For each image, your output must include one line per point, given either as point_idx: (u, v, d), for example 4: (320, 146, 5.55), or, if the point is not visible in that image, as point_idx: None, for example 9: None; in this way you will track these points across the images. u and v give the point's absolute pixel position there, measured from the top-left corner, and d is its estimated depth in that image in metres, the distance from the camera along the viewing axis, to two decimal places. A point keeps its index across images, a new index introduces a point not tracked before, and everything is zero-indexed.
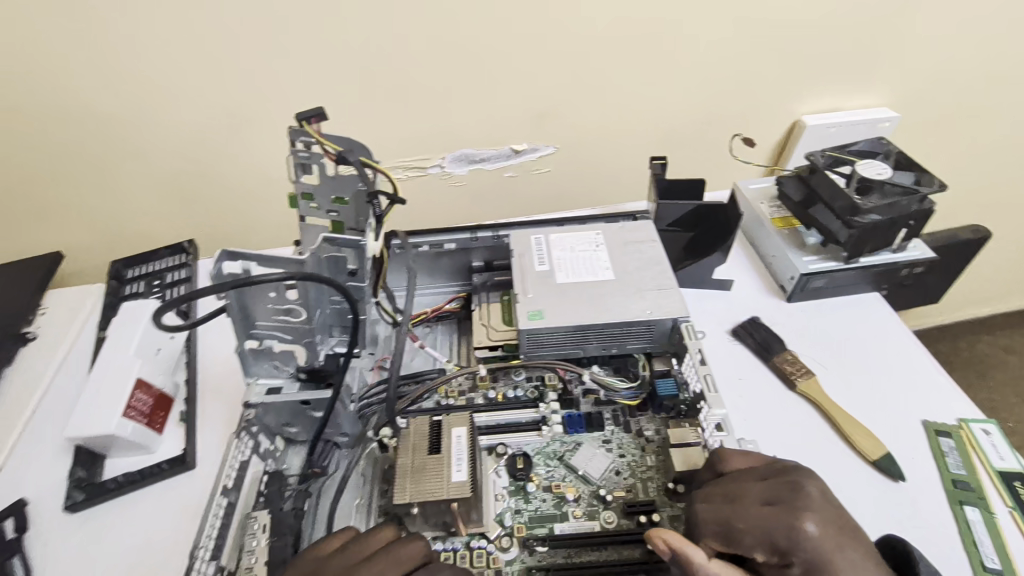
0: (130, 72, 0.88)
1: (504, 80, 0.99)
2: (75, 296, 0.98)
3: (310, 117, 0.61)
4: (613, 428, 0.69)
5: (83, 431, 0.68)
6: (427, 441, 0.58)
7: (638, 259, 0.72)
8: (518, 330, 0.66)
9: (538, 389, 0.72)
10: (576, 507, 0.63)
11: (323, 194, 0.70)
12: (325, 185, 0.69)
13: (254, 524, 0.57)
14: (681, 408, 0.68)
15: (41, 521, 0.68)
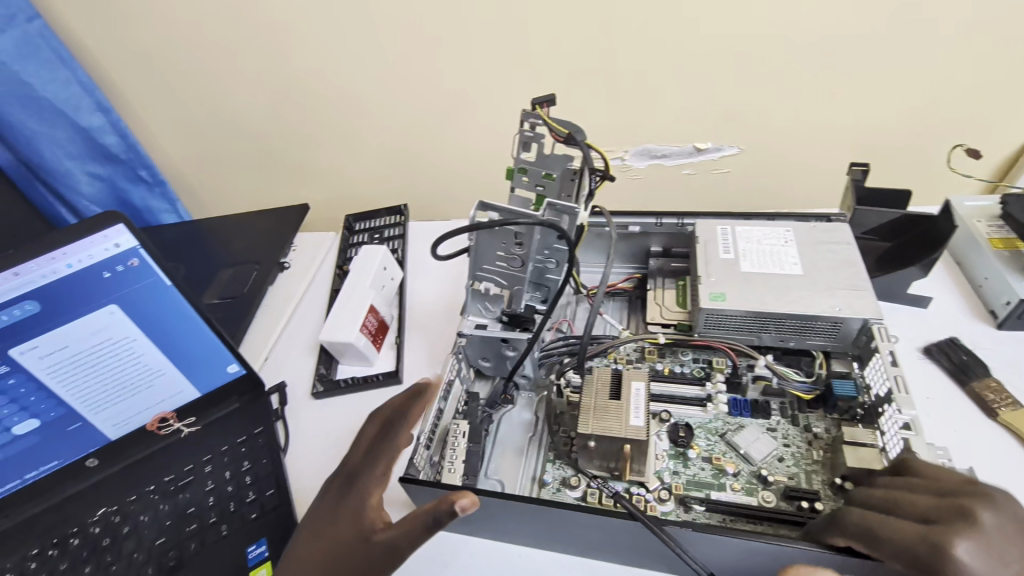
0: (388, 61, 1.07)
1: (702, 83, 1.03)
2: (318, 240, 1.23)
3: (543, 101, 0.70)
4: (778, 419, 0.71)
5: (331, 336, 0.87)
6: (609, 390, 0.67)
7: (830, 259, 0.74)
8: (699, 307, 0.71)
9: (705, 370, 0.76)
10: (733, 481, 0.66)
11: (535, 171, 0.76)
12: (541, 162, 0.75)
13: (457, 430, 0.69)
14: (857, 411, 0.68)
15: (294, 401, 0.89)
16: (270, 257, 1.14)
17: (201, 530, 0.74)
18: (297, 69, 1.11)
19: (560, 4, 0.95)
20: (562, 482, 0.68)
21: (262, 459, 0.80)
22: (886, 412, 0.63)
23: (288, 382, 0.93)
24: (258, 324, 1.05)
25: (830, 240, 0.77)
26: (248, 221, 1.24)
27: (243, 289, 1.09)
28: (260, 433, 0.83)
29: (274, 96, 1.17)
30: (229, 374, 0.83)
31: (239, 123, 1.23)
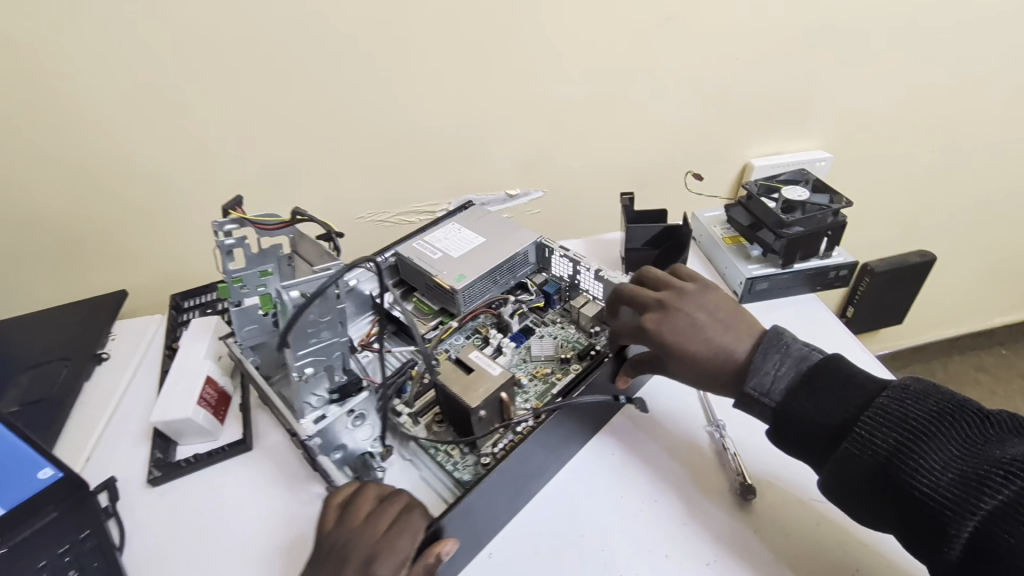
0: (207, 137, 1.10)
1: (502, 139, 1.22)
2: (141, 326, 1.15)
3: (235, 206, 0.78)
4: (540, 327, 0.93)
5: (166, 416, 0.83)
6: (459, 368, 0.75)
7: (488, 221, 1.04)
8: (456, 291, 0.89)
9: (479, 337, 0.92)
10: (553, 373, 0.85)
11: (250, 276, 0.81)
12: (250, 265, 0.81)
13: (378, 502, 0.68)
14: (563, 291, 0.98)
15: (128, 495, 0.83)
16: (82, 350, 1.05)
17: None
18: (105, 152, 1.08)
19: (372, 81, 1.09)
20: (472, 465, 0.74)
21: (92, 563, 0.73)
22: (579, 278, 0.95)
23: (119, 476, 0.86)
24: (73, 424, 0.95)
25: (478, 216, 1.07)
26: (50, 319, 1.12)
27: (50, 389, 0.98)
28: (87, 536, 0.75)
29: (77, 182, 1.11)
30: (41, 480, 0.74)
31: (31, 212, 1.13)
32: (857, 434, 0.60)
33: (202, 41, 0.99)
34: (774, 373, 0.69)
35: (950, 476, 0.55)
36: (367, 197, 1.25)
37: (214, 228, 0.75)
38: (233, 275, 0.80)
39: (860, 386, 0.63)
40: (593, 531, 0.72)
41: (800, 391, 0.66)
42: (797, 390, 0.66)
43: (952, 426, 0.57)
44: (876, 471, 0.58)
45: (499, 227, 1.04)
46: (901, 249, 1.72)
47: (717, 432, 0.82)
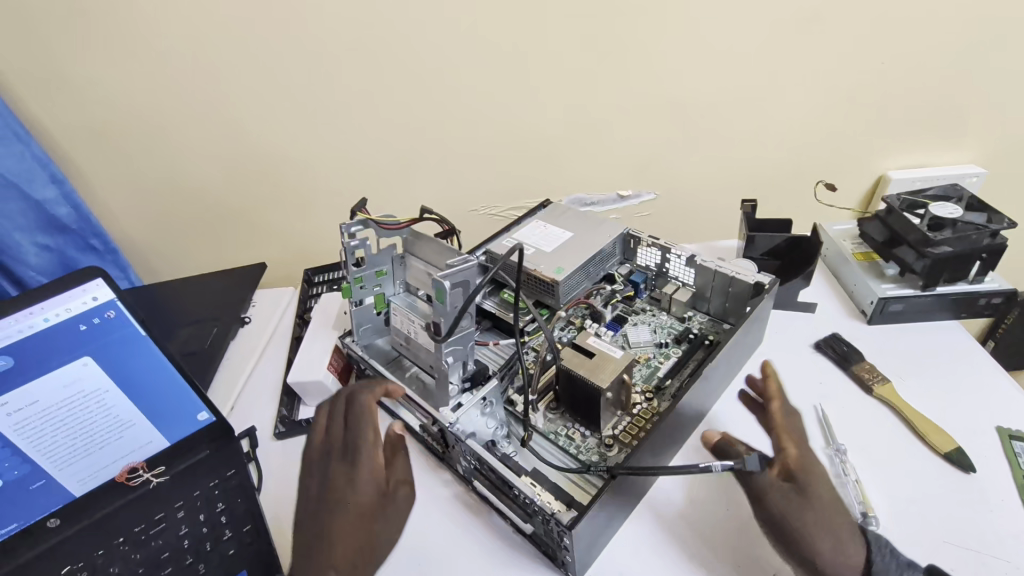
0: (347, 127, 1.20)
1: (619, 138, 1.22)
2: (276, 295, 1.29)
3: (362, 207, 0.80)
4: (633, 314, 0.96)
5: (302, 376, 0.90)
6: (580, 353, 0.78)
7: (573, 215, 1.05)
8: (558, 283, 0.89)
9: (576, 327, 0.94)
10: (653, 356, 0.89)
11: (368, 275, 0.84)
12: (369, 265, 0.83)
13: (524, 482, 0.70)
14: (649, 278, 1.00)
15: (264, 445, 0.93)
16: (230, 313, 1.19)
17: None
18: (260, 137, 1.22)
19: (498, 78, 1.14)
20: (596, 444, 0.77)
21: (236, 499, 0.82)
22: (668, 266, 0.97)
23: (259, 426, 0.97)
24: (222, 376, 1.09)
25: (561, 213, 1.06)
26: (204, 283, 1.28)
27: (203, 344, 1.12)
28: (232, 475, 0.85)
29: (235, 163, 1.26)
30: (198, 422, 0.85)
31: (199, 187, 1.30)
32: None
33: (353, 38, 1.08)
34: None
35: None
36: (483, 190, 1.30)
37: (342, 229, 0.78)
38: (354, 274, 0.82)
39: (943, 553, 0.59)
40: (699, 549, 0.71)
41: None
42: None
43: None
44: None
45: (583, 220, 1.04)
46: None
47: (838, 456, 0.75)
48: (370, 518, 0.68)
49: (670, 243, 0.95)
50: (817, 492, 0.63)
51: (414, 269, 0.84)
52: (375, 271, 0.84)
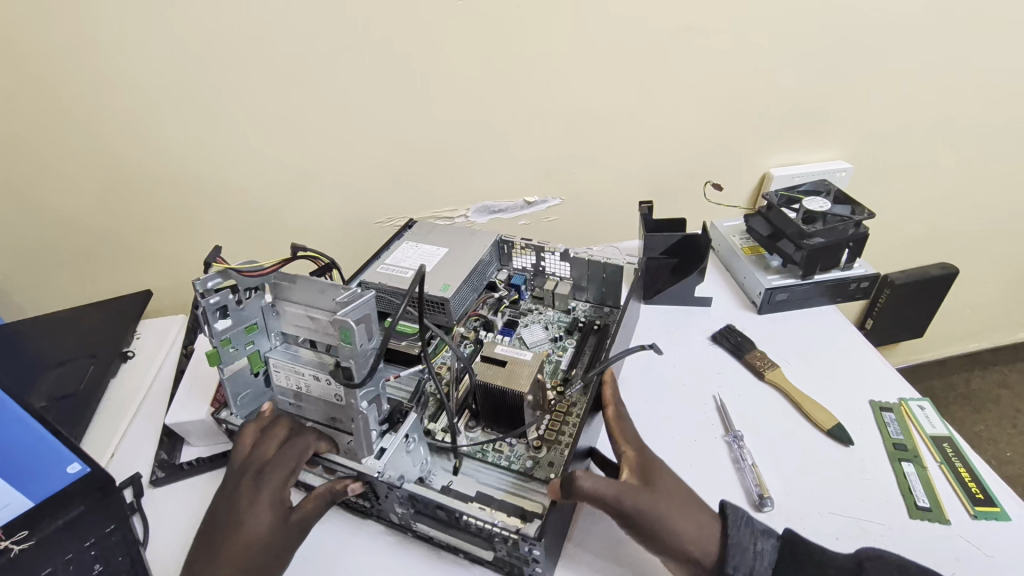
0: (234, 140, 1.13)
1: (520, 146, 1.24)
2: (163, 326, 1.18)
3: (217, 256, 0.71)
4: (523, 317, 0.98)
5: (180, 416, 0.84)
6: (494, 364, 0.77)
7: (449, 228, 1.06)
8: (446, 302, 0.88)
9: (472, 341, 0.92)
10: (555, 350, 0.91)
11: (236, 335, 0.73)
12: (235, 322, 0.73)
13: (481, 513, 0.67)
14: (529, 278, 1.02)
15: (150, 493, 0.84)
16: (108, 349, 1.08)
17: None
18: (132, 153, 1.12)
19: (393, 87, 1.11)
20: (525, 451, 0.78)
21: (117, 558, 0.74)
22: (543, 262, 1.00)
23: (143, 473, 0.87)
24: (99, 421, 0.98)
25: (437, 228, 1.07)
26: (75, 317, 1.15)
27: (75, 386, 1.01)
28: (112, 531, 0.77)
29: (106, 181, 1.14)
30: (70, 475, 0.76)
31: (66, 210, 1.17)
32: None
33: (230, 47, 1.01)
34: (746, 547, 0.61)
35: None
36: (387, 202, 1.27)
37: (195, 288, 0.66)
38: (221, 337, 0.71)
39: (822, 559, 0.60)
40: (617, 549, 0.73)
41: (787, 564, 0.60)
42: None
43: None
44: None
45: (456, 232, 1.06)
46: (924, 261, 1.70)
47: (736, 443, 0.78)
48: (268, 542, 0.64)
49: (541, 243, 0.99)
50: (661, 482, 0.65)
51: (290, 317, 0.74)
52: (244, 327, 0.73)
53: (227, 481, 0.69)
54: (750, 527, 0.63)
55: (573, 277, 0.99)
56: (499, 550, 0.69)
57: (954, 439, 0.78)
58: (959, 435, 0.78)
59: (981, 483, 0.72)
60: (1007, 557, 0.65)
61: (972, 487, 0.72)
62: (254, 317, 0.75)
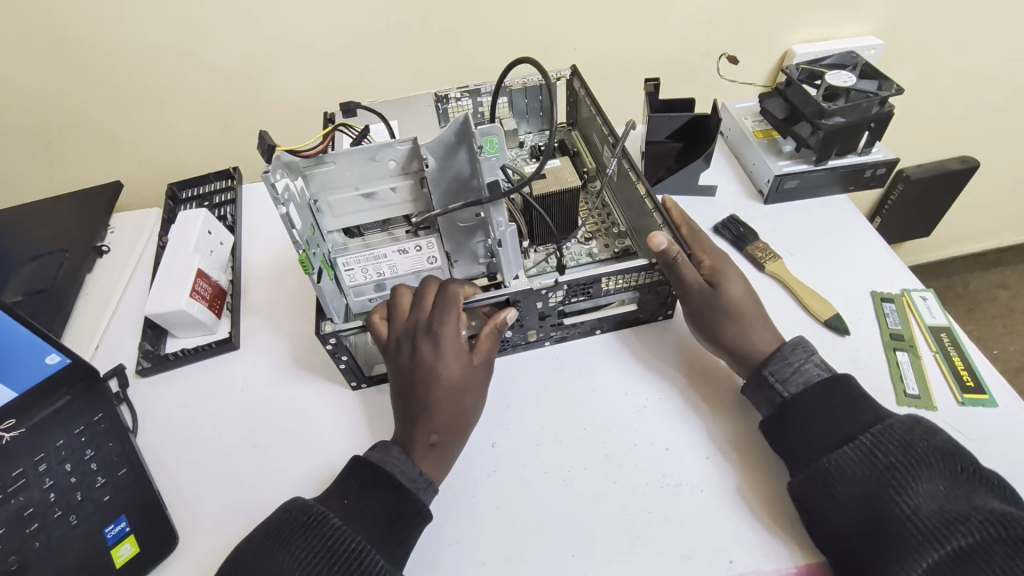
0: (189, 10, 1.00)
1: (514, 16, 1.10)
2: (139, 219, 1.12)
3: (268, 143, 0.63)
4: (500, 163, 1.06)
5: (157, 307, 0.80)
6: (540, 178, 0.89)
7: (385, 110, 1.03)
8: None
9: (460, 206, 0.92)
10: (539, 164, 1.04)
11: (308, 235, 0.69)
12: (301, 227, 0.67)
13: (617, 284, 0.75)
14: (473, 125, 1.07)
15: (137, 384, 0.82)
16: (82, 242, 1.03)
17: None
18: (76, 24, 0.99)
19: None
20: (580, 247, 0.94)
21: (108, 443, 0.74)
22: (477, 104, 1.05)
23: (127, 365, 0.85)
24: (80, 313, 0.96)
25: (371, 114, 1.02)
26: (44, 211, 1.09)
27: (50, 280, 0.97)
28: (101, 419, 0.76)
29: (51, 58, 1.02)
30: (49, 365, 0.73)
31: (17, 94, 1.06)
32: (844, 451, 0.58)
33: None
34: (801, 367, 0.67)
35: (933, 507, 0.52)
36: (366, 80, 1.15)
37: (267, 181, 0.60)
38: (304, 243, 0.67)
39: (870, 406, 0.62)
40: (599, 427, 0.71)
41: (816, 393, 0.63)
42: (810, 391, 0.63)
43: (948, 463, 0.55)
44: (865, 513, 0.55)
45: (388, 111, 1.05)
46: (944, 153, 1.61)
47: None
48: (461, 386, 0.67)
49: (475, 86, 1.02)
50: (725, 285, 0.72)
51: (337, 203, 0.72)
52: (310, 226, 0.69)
53: (393, 349, 0.70)
54: (810, 355, 0.68)
55: (510, 112, 1.09)
56: (647, 296, 0.78)
57: (953, 330, 0.74)
58: (959, 325, 0.75)
59: (974, 371, 0.70)
60: (985, 441, 0.64)
61: (964, 376, 0.69)
62: (308, 220, 0.69)
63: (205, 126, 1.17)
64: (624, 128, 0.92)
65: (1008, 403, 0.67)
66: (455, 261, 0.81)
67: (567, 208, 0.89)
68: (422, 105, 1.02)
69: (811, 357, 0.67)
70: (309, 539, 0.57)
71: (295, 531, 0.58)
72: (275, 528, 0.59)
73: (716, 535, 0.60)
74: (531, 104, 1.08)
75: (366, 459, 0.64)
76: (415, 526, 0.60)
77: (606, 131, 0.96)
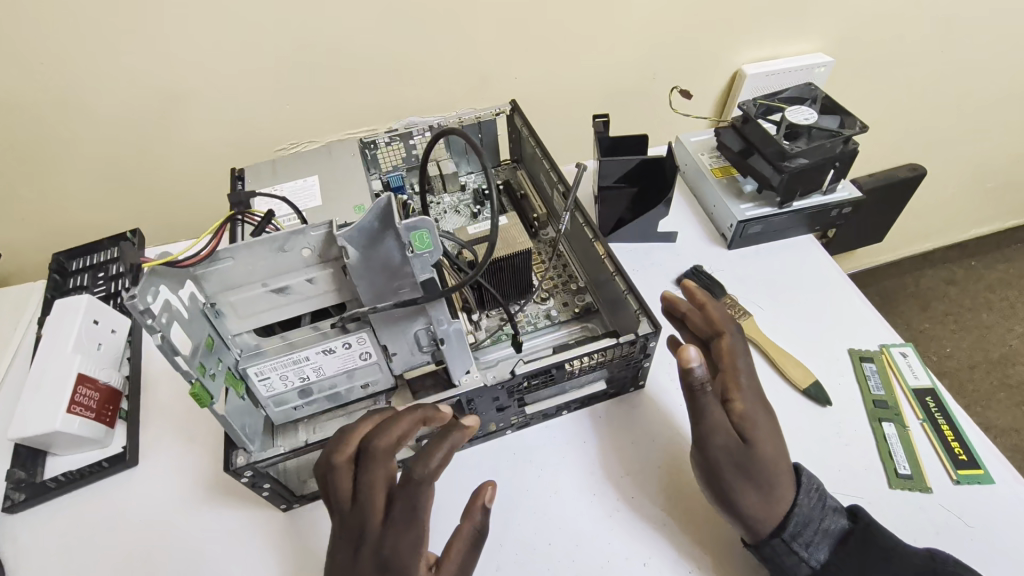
0: (60, 56, 0.85)
1: (447, 49, 1.00)
2: (20, 295, 0.95)
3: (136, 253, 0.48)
4: (440, 211, 0.97)
5: (26, 430, 0.66)
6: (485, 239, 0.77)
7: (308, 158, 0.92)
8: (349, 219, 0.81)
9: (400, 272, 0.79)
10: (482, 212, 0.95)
11: (204, 353, 0.53)
12: (192, 347, 0.52)
13: (580, 363, 0.64)
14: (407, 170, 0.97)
15: (8, 522, 0.68)
16: None
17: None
18: None
19: None
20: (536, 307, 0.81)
21: None
22: (410, 147, 0.95)
23: None
24: None
25: (290, 165, 0.90)
26: None
27: None
28: None
29: None
30: None
31: None
32: None
33: None
34: (819, 525, 0.54)
35: None
36: (285, 124, 1.02)
37: (128, 305, 0.45)
38: (195, 365, 0.51)
39: (908, 558, 0.51)
40: (565, 542, 0.61)
41: (848, 561, 0.52)
42: (843, 560, 0.52)
43: None
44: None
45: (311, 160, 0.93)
46: (890, 162, 1.61)
47: None
48: None
49: (405, 129, 0.94)
50: (762, 446, 0.54)
51: (241, 303, 0.57)
52: (205, 341, 0.54)
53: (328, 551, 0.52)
54: (823, 499, 0.55)
55: (447, 153, 0.99)
56: (615, 369, 0.67)
57: (937, 391, 0.69)
58: (944, 386, 0.69)
59: (964, 441, 0.64)
60: (989, 527, 0.58)
61: (955, 448, 0.63)
62: (203, 333, 0.54)
63: (98, 182, 1.02)
64: (574, 172, 0.82)
65: (1005, 478, 0.61)
66: (393, 354, 0.63)
67: (522, 270, 0.76)
68: (346, 154, 0.91)
69: (829, 506, 0.54)
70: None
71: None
72: None
73: None
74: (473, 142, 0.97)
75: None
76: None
77: (551, 171, 0.88)
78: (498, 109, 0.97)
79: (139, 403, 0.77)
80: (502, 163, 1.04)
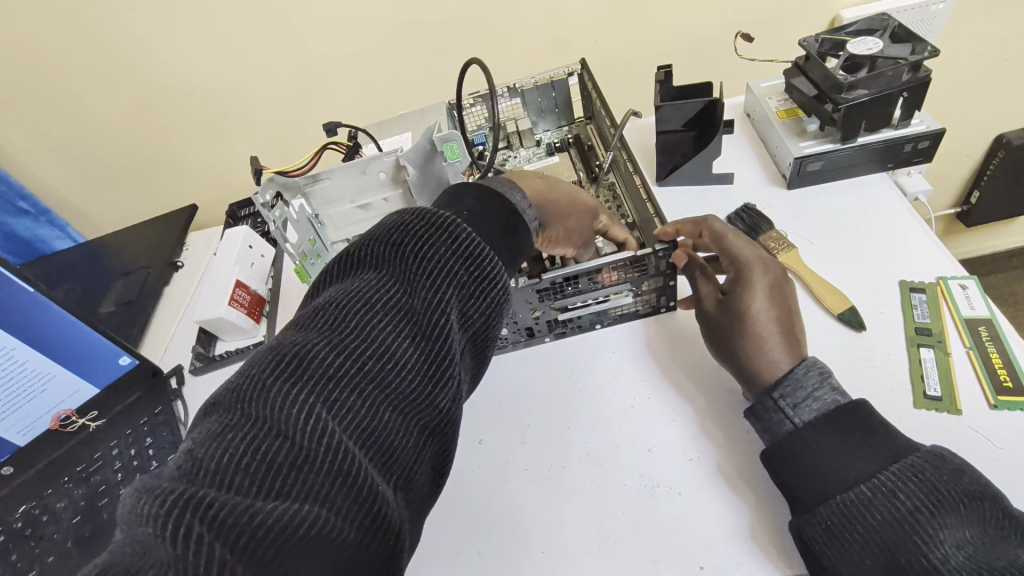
0: (233, 50, 1.10)
1: (529, 17, 1.11)
2: (207, 236, 1.27)
3: (260, 166, 0.70)
4: (514, 159, 1.09)
5: (202, 318, 0.92)
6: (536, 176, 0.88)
7: None
8: None
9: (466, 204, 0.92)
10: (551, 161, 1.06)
11: (307, 247, 0.73)
12: (298, 241, 0.72)
13: (600, 277, 0.72)
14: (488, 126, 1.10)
15: (191, 381, 0.94)
16: (161, 260, 1.18)
17: (441, 410, 0.46)
18: (146, 75, 1.13)
19: None
20: None
21: (163, 433, 0.87)
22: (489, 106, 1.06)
23: (185, 364, 0.97)
24: (157, 323, 1.10)
25: None
26: (129, 237, 1.24)
27: (134, 294, 1.12)
28: (160, 412, 0.90)
29: (129, 107, 1.17)
30: (122, 366, 0.90)
31: (105, 131, 1.21)
32: (861, 490, 0.49)
33: None
34: (814, 393, 0.57)
35: (959, 556, 0.44)
36: (393, 96, 1.21)
37: (256, 204, 0.66)
38: (299, 253, 0.72)
39: (892, 435, 0.52)
40: (584, 422, 0.71)
41: (827, 426, 0.54)
42: (821, 426, 0.54)
43: (986, 506, 0.46)
44: (880, 560, 0.47)
45: None
46: None
47: None
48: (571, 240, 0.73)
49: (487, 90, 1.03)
50: (743, 327, 0.62)
51: (336, 216, 0.75)
52: (308, 240, 0.74)
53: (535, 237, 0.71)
54: (824, 377, 0.58)
55: (525, 111, 1.08)
56: (638, 285, 0.75)
57: (995, 321, 0.66)
58: (1003, 316, 0.66)
59: (1015, 369, 0.61)
60: (1022, 449, 0.56)
61: (1000, 374, 0.61)
62: (308, 234, 0.74)
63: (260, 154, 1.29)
64: (626, 114, 0.90)
65: None
66: None
67: None
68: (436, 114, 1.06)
69: (827, 381, 0.57)
70: (378, 301, 0.45)
71: (383, 312, 0.45)
72: (345, 305, 0.45)
73: (705, 539, 0.59)
74: (546, 102, 1.08)
75: (431, 218, 0.51)
76: (501, 326, 0.54)
77: (610, 123, 0.95)
78: (574, 67, 1.05)
79: (278, 308, 1.01)
80: (577, 120, 1.12)
